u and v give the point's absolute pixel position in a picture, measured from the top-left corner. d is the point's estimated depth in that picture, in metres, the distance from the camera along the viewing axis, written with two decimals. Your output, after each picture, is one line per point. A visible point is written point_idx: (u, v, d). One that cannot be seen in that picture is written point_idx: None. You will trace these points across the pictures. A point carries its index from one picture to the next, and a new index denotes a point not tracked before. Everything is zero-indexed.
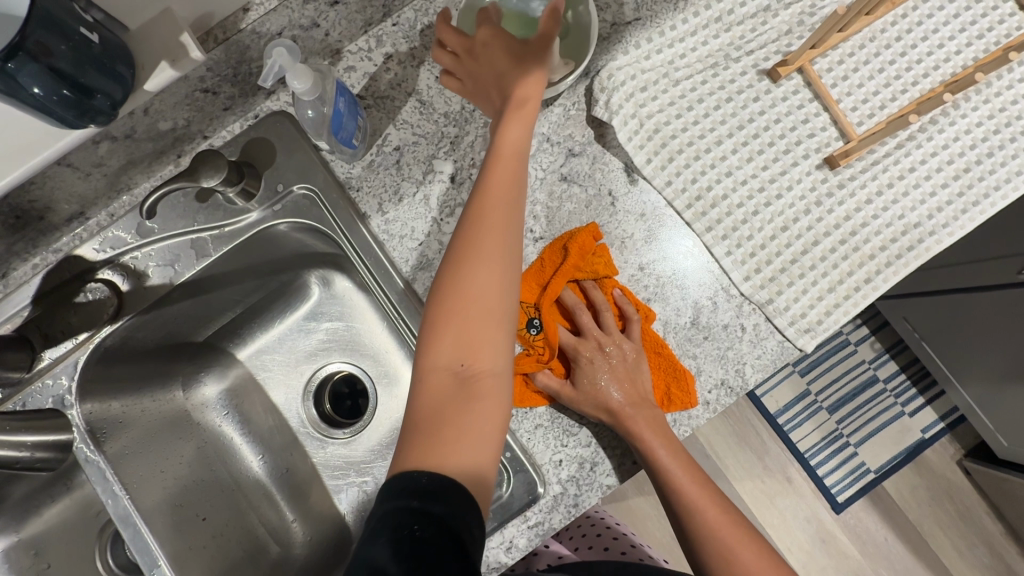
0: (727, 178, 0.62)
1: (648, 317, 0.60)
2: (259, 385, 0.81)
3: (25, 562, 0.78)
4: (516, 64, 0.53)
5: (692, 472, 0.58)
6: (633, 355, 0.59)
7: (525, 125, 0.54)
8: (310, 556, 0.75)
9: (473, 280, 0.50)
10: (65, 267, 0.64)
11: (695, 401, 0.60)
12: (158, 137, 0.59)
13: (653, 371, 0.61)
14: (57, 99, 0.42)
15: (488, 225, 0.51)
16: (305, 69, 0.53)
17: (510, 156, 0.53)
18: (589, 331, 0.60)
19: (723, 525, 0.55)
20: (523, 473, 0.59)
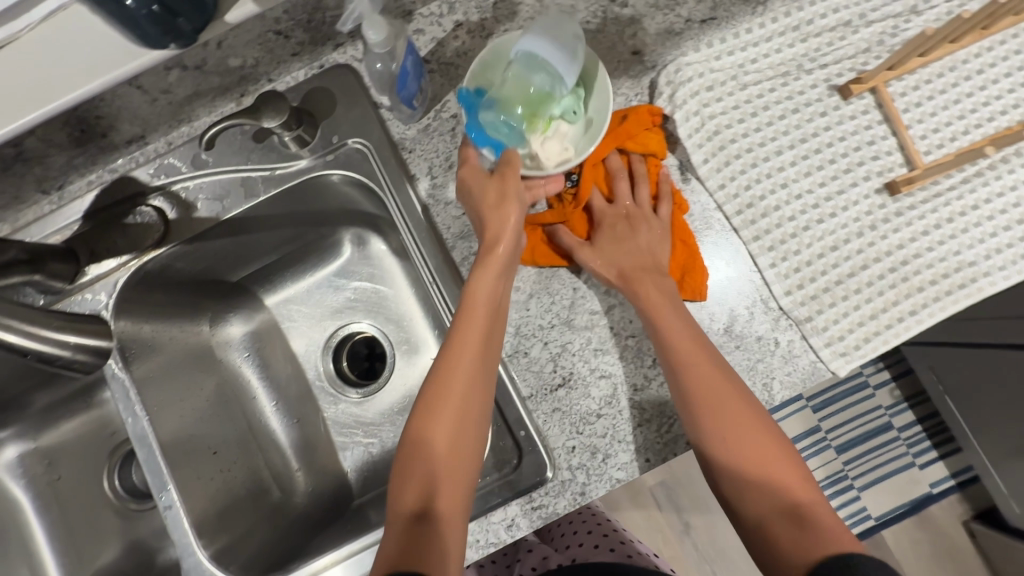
0: (782, 189, 0.61)
1: (681, 206, 0.61)
2: (282, 333, 0.83)
3: (38, 469, 0.83)
4: (490, 205, 0.56)
5: (706, 358, 0.55)
6: (660, 231, 0.60)
7: (494, 275, 0.56)
8: (310, 507, 0.76)
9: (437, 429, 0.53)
10: (120, 189, 0.66)
11: (703, 295, 0.60)
12: (226, 72, 0.60)
13: (676, 248, 0.61)
14: (146, 13, 0.43)
15: (452, 376, 0.54)
16: (381, 21, 0.53)
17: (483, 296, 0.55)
18: (622, 200, 0.61)
19: (738, 412, 0.53)
20: (534, 453, 0.59)
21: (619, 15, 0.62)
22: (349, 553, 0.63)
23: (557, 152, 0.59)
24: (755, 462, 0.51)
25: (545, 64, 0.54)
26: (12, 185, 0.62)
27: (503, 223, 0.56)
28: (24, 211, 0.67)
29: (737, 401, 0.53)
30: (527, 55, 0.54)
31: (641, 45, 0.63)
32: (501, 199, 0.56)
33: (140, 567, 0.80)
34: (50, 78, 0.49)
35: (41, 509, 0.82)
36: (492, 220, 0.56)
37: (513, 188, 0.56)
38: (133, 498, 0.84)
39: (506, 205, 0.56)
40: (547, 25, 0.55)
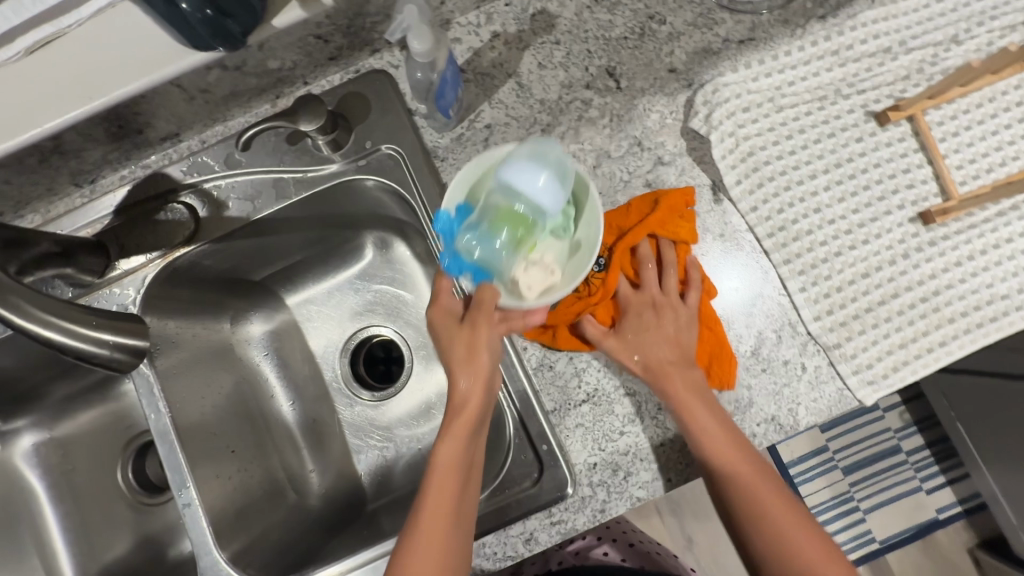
0: (815, 214, 0.61)
1: (710, 293, 0.60)
2: (302, 333, 0.83)
3: (54, 458, 0.83)
4: (459, 362, 0.56)
5: (720, 419, 0.56)
6: (687, 320, 0.59)
7: (462, 439, 0.55)
8: (323, 509, 0.76)
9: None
10: (152, 185, 0.66)
11: (734, 382, 0.59)
12: (264, 74, 0.61)
13: (703, 336, 0.60)
14: (200, 17, 0.43)
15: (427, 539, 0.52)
16: (427, 31, 0.53)
17: (457, 435, 0.55)
18: (649, 287, 0.61)
19: (750, 473, 0.55)
20: (555, 468, 0.59)
21: (657, 31, 0.64)
22: (344, 569, 0.63)
23: (541, 281, 0.54)
24: (774, 531, 0.54)
25: (524, 194, 0.52)
26: (46, 177, 0.62)
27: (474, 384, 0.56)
28: (56, 203, 0.67)
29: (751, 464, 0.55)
30: (505, 181, 0.53)
31: (677, 64, 0.64)
32: (470, 352, 0.56)
33: (151, 560, 0.81)
34: (97, 76, 0.49)
35: (54, 498, 0.82)
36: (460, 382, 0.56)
37: (481, 335, 0.56)
38: (146, 491, 0.84)
39: (476, 360, 0.56)
40: (529, 153, 0.53)
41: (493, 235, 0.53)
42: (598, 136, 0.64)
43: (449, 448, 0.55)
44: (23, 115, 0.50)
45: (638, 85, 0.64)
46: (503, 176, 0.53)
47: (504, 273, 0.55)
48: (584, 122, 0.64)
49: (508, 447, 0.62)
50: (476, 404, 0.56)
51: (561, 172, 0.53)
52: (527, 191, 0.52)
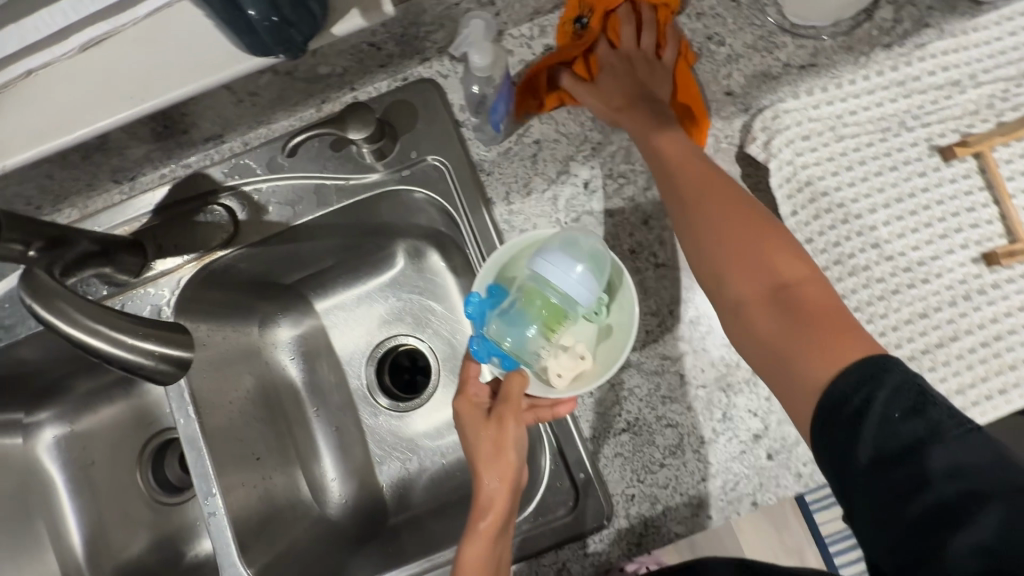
0: (873, 249, 0.58)
1: (689, 59, 0.62)
2: (328, 338, 0.82)
3: (74, 452, 0.82)
4: (486, 460, 0.51)
5: (742, 203, 0.51)
6: (661, 75, 0.63)
7: (487, 546, 0.49)
8: (344, 521, 0.75)
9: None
10: (192, 185, 0.65)
11: (703, 139, 0.61)
12: (314, 79, 0.60)
13: (680, 88, 0.62)
14: (266, 24, 0.42)
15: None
16: (488, 46, 0.55)
17: (482, 541, 0.49)
18: (627, 48, 0.65)
19: (757, 267, 0.49)
20: (592, 498, 0.57)
21: (715, 52, 0.62)
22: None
23: (572, 367, 0.53)
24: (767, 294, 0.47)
25: (555, 287, 0.51)
26: (88, 173, 0.61)
27: (501, 485, 0.50)
28: (94, 198, 0.66)
29: (782, 251, 0.49)
30: (537, 271, 0.52)
31: (734, 87, 0.61)
32: (496, 449, 0.51)
33: (167, 561, 0.80)
34: (152, 77, 0.48)
35: (72, 493, 0.81)
36: (484, 482, 0.50)
37: (509, 431, 0.51)
38: (165, 491, 0.83)
39: (503, 457, 0.51)
40: (561, 244, 0.53)
41: (524, 323, 0.53)
42: None
43: (472, 552, 0.49)
44: (73, 113, 0.48)
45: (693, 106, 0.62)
46: (535, 264, 0.52)
47: (534, 358, 0.54)
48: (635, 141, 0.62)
49: (544, 473, 0.60)
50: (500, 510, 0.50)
51: (592, 263, 0.53)
52: (558, 281, 0.51)
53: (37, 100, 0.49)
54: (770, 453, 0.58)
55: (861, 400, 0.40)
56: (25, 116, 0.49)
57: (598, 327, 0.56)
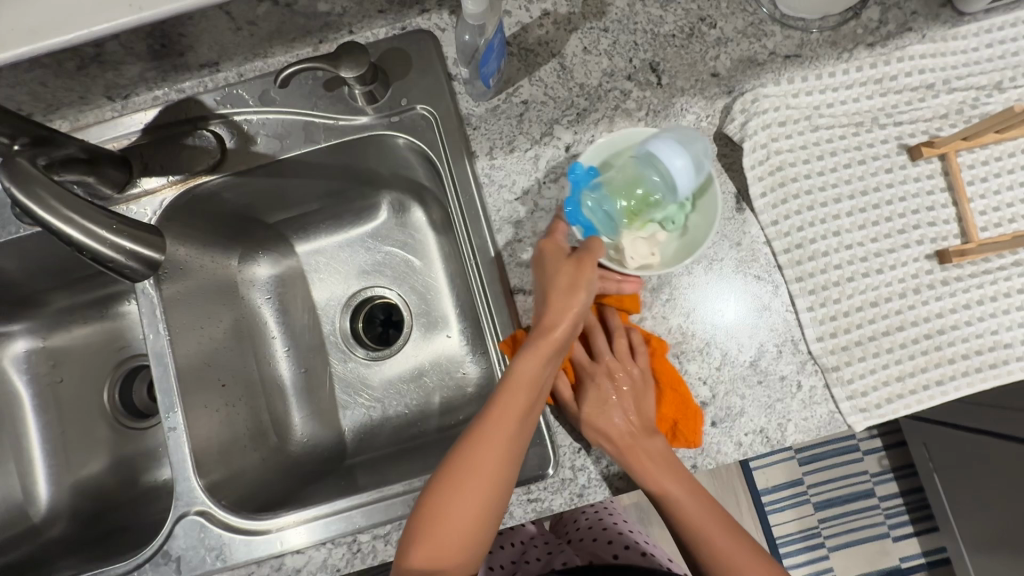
0: (834, 238, 0.61)
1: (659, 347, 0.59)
2: (306, 282, 0.83)
3: (42, 367, 0.83)
4: (556, 293, 0.53)
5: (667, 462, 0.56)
6: (643, 385, 0.57)
7: (542, 361, 0.52)
8: (304, 457, 0.77)
9: (463, 488, 0.50)
10: (183, 109, 0.66)
11: (699, 442, 0.58)
12: (312, 16, 0.61)
13: (668, 398, 0.58)
14: None
15: (491, 437, 0.51)
16: None
17: (543, 354, 0.51)
18: (602, 357, 0.58)
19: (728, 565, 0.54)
20: (539, 447, 0.60)
21: (705, 34, 0.65)
22: (305, 518, 0.61)
23: (642, 255, 0.58)
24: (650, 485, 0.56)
25: (659, 171, 0.55)
26: (81, 85, 0.62)
27: (563, 314, 0.52)
28: (86, 112, 0.67)
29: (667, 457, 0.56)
30: (646, 153, 0.56)
31: (720, 69, 0.64)
32: (571, 288, 0.52)
33: (125, 482, 0.81)
34: None
35: (38, 407, 0.82)
36: (552, 309, 0.53)
37: (585, 275, 0.52)
38: (129, 415, 0.84)
39: (575, 296, 0.52)
40: (675, 136, 0.56)
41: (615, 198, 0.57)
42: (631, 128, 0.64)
43: (532, 366, 0.52)
44: (70, 14, 0.49)
45: (678, 84, 0.64)
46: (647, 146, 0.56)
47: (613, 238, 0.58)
48: (620, 113, 0.64)
49: None
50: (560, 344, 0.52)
51: (697, 165, 0.56)
52: (668, 165, 0.54)
53: None
54: (714, 421, 0.59)
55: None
56: (19, 10, 0.49)
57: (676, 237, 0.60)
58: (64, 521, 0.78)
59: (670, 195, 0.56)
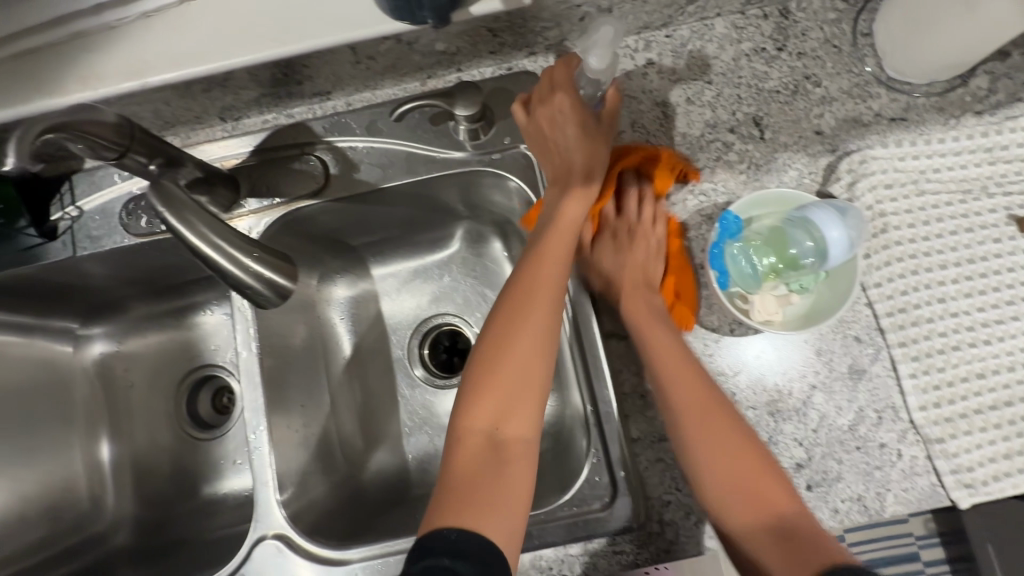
0: (939, 304, 0.60)
1: (679, 234, 0.63)
2: (379, 304, 0.84)
3: (119, 371, 0.84)
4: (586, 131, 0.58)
5: (677, 337, 0.58)
6: (655, 254, 0.63)
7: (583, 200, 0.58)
8: (369, 484, 0.76)
9: (513, 351, 0.53)
10: (291, 134, 0.68)
11: (691, 328, 0.61)
12: (428, 54, 0.63)
13: (672, 275, 0.62)
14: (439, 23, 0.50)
15: (533, 292, 0.55)
16: (607, 54, 0.53)
17: (584, 191, 0.58)
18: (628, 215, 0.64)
19: (729, 467, 0.51)
20: (628, 498, 0.58)
21: (810, 92, 0.65)
22: (381, 551, 0.60)
23: (768, 310, 0.56)
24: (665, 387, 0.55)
25: (815, 236, 0.54)
26: (201, 107, 0.64)
27: (597, 165, 0.59)
28: (197, 131, 0.69)
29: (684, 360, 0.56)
30: (805, 216, 0.55)
31: (825, 127, 0.64)
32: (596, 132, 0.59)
33: (183, 493, 0.80)
34: (295, 25, 0.52)
35: (108, 411, 0.83)
36: (587, 150, 0.58)
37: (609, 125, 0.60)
38: (196, 426, 0.84)
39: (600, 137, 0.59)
40: (840, 209, 0.55)
41: (757, 251, 0.57)
42: (732, 180, 0.64)
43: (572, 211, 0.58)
44: (218, 46, 0.52)
45: (781, 139, 0.64)
46: (807, 210, 0.56)
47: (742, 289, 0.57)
48: (721, 164, 0.64)
49: (585, 464, 0.61)
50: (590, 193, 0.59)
51: (852, 244, 0.54)
52: (825, 233, 0.54)
53: (186, 30, 0.53)
54: (810, 484, 0.57)
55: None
56: (170, 39, 0.53)
57: (807, 308, 0.58)
58: (128, 528, 0.78)
59: (819, 262, 0.55)
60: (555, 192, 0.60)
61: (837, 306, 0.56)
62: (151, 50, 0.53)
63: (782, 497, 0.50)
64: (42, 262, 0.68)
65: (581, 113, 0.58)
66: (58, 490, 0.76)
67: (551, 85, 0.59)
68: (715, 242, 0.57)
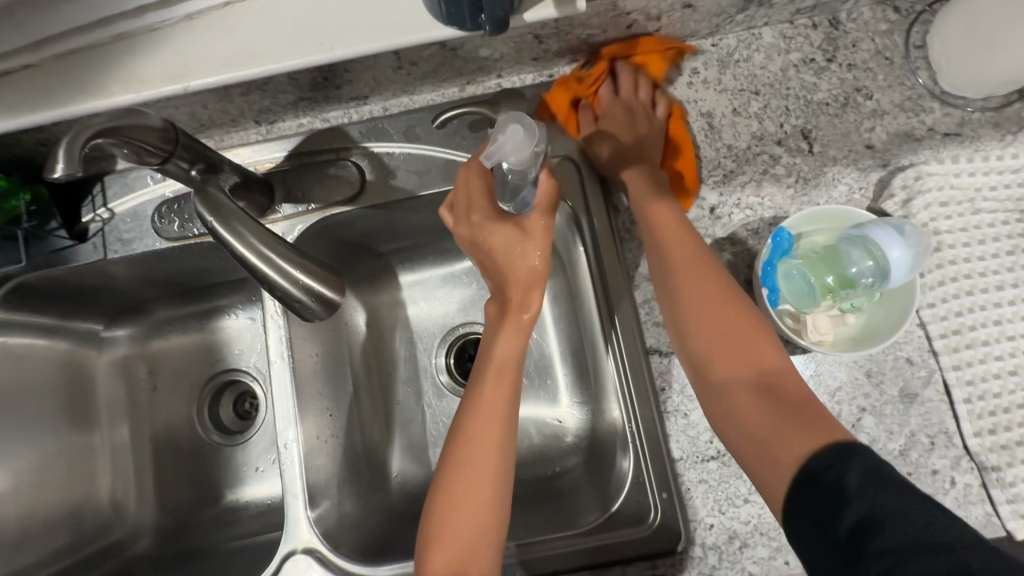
0: (994, 326, 0.58)
1: (680, 117, 0.64)
2: (406, 312, 0.82)
3: (141, 374, 0.82)
4: (512, 246, 0.53)
5: (681, 217, 0.57)
6: (653, 136, 0.63)
7: (517, 334, 0.54)
8: (394, 495, 0.74)
9: (467, 488, 0.51)
10: (327, 138, 0.66)
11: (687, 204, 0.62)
12: (471, 60, 0.61)
13: (672, 159, 0.63)
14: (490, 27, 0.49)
15: (479, 427, 0.52)
16: (526, 151, 0.47)
17: (513, 322, 0.54)
18: (626, 100, 0.64)
19: (716, 330, 0.51)
20: (671, 521, 0.56)
21: (861, 105, 0.63)
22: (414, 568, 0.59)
23: (820, 330, 0.55)
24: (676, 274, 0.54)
25: (877, 256, 0.53)
26: (237, 109, 0.63)
27: (530, 288, 0.54)
28: (231, 133, 0.68)
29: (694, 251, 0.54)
30: (866, 234, 0.54)
31: (876, 141, 0.63)
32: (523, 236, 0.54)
33: (204, 501, 0.78)
34: (343, 31, 0.51)
35: (128, 415, 0.80)
36: (518, 260, 0.53)
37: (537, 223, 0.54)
38: (220, 432, 0.81)
39: (532, 237, 0.54)
40: (903, 228, 0.54)
41: (812, 270, 0.55)
42: (780, 194, 0.62)
43: (508, 345, 0.54)
44: (260, 48, 0.51)
45: (830, 153, 0.63)
46: (868, 228, 0.54)
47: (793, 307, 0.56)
48: (768, 177, 0.63)
49: (624, 486, 0.59)
50: (523, 324, 0.54)
51: (914, 266, 0.53)
52: (887, 253, 0.52)
53: (232, 34, 0.52)
54: None
55: (833, 478, 0.39)
56: (216, 43, 0.52)
57: (858, 327, 0.57)
58: (150, 536, 0.77)
59: (879, 283, 0.53)
60: (488, 327, 0.57)
61: (891, 327, 0.55)
62: (192, 54, 0.52)
63: (778, 365, 0.49)
64: (73, 264, 0.67)
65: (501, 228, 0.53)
66: (73, 501, 0.73)
67: (466, 203, 0.54)
68: (766, 259, 0.56)
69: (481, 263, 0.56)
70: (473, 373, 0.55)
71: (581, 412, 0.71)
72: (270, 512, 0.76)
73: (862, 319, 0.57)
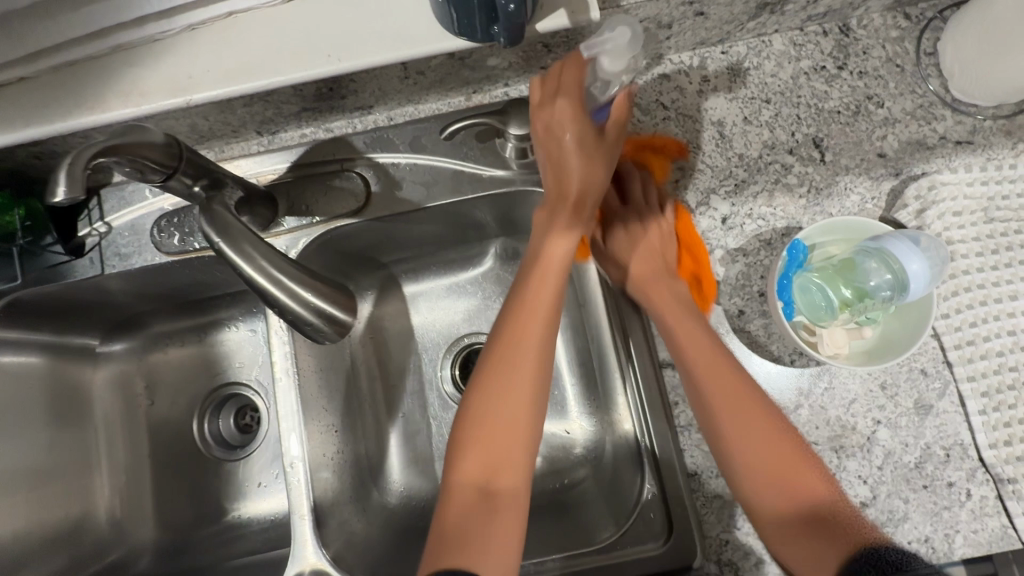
0: (1009, 336, 0.58)
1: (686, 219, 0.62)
2: (411, 323, 0.81)
3: (139, 388, 0.80)
4: (584, 147, 0.51)
5: (704, 326, 0.56)
6: (666, 237, 0.61)
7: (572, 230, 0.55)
8: (401, 510, 0.73)
9: (508, 387, 0.51)
10: (330, 149, 0.65)
11: (709, 306, 0.60)
12: (478, 69, 0.60)
13: (685, 257, 0.62)
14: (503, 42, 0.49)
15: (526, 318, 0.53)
16: (625, 58, 0.44)
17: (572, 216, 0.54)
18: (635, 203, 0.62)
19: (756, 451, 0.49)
20: (687, 539, 0.55)
21: (872, 113, 0.63)
22: None
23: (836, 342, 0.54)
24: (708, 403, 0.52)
25: (895, 267, 0.53)
26: (238, 121, 0.61)
27: (591, 190, 0.53)
28: (231, 145, 0.66)
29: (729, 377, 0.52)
30: (881, 246, 0.54)
31: (888, 149, 0.62)
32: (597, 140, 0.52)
33: (205, 518, 0.76)
34: (351, 42, 0.50)
35: (127, 430, 0.78)
36: (586, 163, 0.52)
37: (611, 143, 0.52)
38: (222, 447, 0.80)
39: (606, 142, 0.52)
40: (918, 239, 0.54)
41: (828, 283, 0.56)
42: (792, 204, 0.62)
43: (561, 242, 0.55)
44: (265, 60, 0.50)
45: (842, 162, 0.62)
46: (885, 240, 0.54)
47: (809, 319, 0.56)
48: (780, 187, 0.62)
49: (638, 503, 0.58)
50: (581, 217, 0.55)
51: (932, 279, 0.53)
52: (905, 265, 0.52)
53: (237, 45, 0.51)
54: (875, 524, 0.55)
55: None
56: (220, 54, 0.50)
57: (874, 341, 0.56)
58: (150, 554, 0.75)
59: (897, 296, 0.53)
60: (545, 218, 0.56)
61: (909, 340, 0.54)
62: (195, 66, 0.50)
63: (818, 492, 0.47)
64: (69, 280, 0.65)
65: (583, 122, 0.50)
66: (70, 521, 0.71)
67: (555, 89, 0.51)
68: (782, 272, 0.55)
69: (547, 158, 0.54)
70: (524, 269, 0.56)
71: (591, 424, 0.70)
72: (274, 528, 0.75)
73: (879, 332, 0.56)
